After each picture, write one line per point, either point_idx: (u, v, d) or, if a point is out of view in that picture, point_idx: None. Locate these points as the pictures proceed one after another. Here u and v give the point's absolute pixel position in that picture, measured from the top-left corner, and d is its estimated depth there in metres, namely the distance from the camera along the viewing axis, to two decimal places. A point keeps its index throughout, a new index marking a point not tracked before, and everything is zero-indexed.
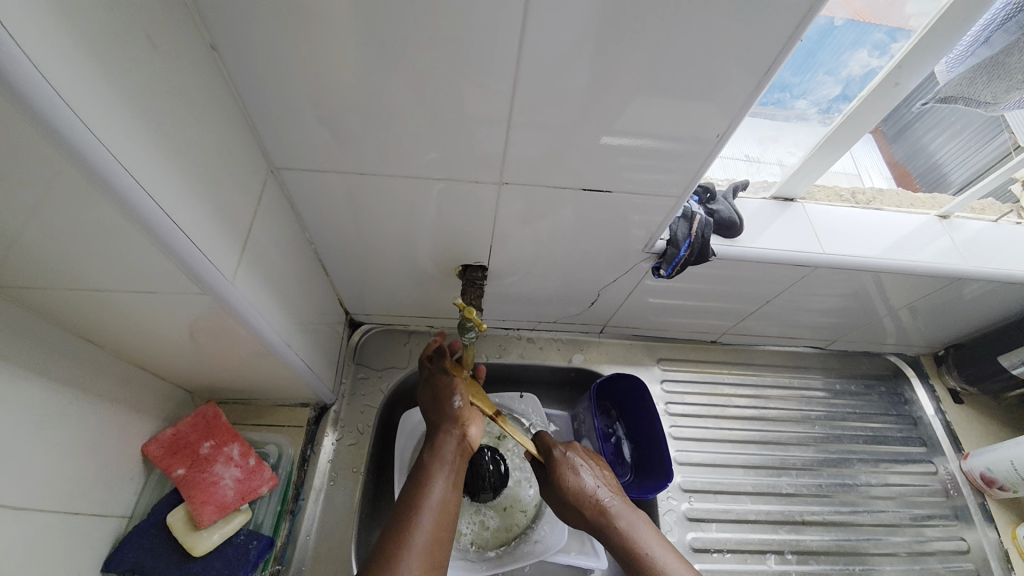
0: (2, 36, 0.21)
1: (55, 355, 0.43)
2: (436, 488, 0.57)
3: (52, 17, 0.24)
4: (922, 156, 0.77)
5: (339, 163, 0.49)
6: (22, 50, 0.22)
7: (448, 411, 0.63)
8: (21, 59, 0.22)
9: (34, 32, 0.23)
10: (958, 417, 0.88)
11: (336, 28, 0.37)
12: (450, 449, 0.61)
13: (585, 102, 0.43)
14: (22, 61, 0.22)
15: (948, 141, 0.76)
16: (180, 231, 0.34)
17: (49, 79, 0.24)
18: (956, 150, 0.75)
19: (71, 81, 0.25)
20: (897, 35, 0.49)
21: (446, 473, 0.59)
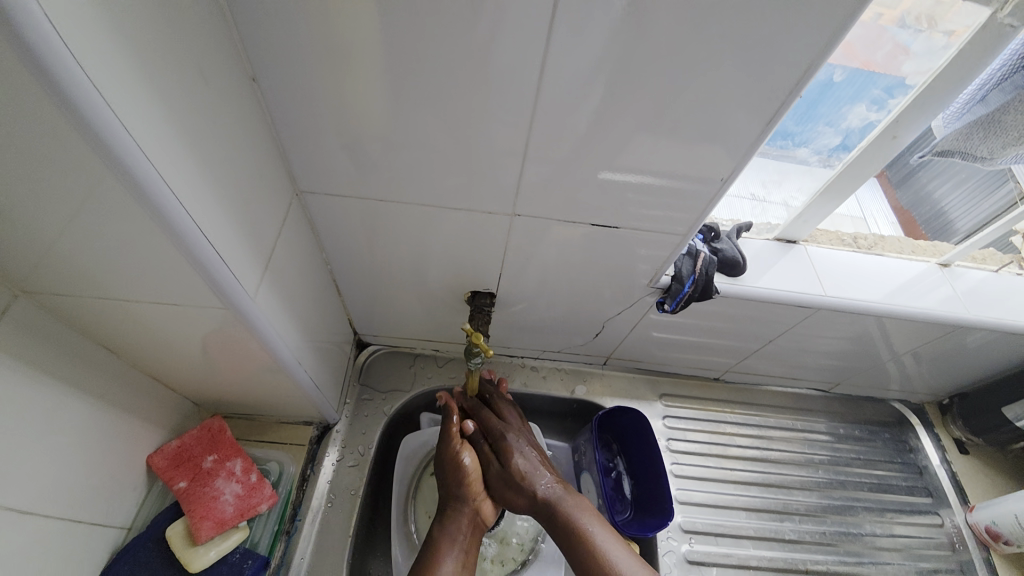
0: (75, 66, 0.24)
1: (75, 360, 0.44)
2: (446, 563, 0.55)
3: (122, 51, 0.27)
4: (926, 203, 0.80)
5: (361, 189, 0.52)
6: (92, 78, 0.25)
7: (459, 484, 0.62)
8: (89, 86, 0.25)
9: (105, 63, 0.26)
10: (963, 467, 0.86)
11: (368, 67, 0.40)
12: (461, 525, 0.60)
13: (596, 143, 0.46)
14: (93, 89, 0.25)
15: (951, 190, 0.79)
16: (212, 247, 0.36)
17: (111, 104, 0.26)
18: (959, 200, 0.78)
19: (132, 107, 0.28)
20: (896, 92, 0.52)
21: (457, 549, 0.57)
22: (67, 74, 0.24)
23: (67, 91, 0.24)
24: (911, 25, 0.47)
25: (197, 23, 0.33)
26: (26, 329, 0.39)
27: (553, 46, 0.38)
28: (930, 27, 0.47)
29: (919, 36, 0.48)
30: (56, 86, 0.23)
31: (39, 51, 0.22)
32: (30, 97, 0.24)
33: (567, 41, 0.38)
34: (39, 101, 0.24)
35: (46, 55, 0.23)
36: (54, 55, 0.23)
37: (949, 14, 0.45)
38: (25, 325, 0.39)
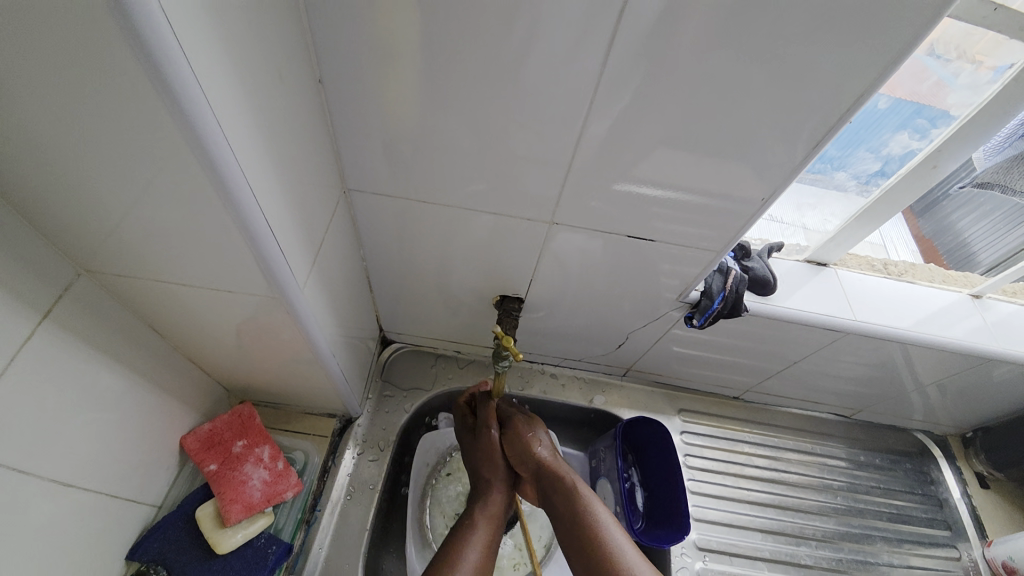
0: (183, 64, 0.26)
1: (127, 339, 0.46)
2: (478, 539, 0.57)
3: (219, 53, 0.29)
4: (950, 233, 0.79)
5: (405, 191, 0.53)
6: (195, 76, 0.26)
7: (495, 467, 0.65)
8: (192, 82, 0.26)
9: (208, 63, 0.28)
10: (984, 502, 0.85)
11: (428, 77, 0.42)
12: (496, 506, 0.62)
13: (641, 159, 0.47)
14: (195, 85, 0.27)
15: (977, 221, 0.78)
16: (274, 240, 0.38)
17: (208, 101, 0.28)
18: (983, 233, 0.77)
19: (224, 104, 0.30)
20: (939, 121, 0.52)
21: (489, 527, 0.59)
22: (174, 71, 0.25)
23: (172, 87, 0.26)
24: (948, 59, 0.48)
25: (277, 28, 0.35)
26: (89, 307, 0.42)
27: (608, 64, 0.39)
28: (970, 63, 0.48)
29: (962, 71, 0.49)
30: (164, 81, 0.25)
31: (155, 50, 0.24)
32: (139, 91, 0.26)
33: (622, 60, 0.39)
34: (144, 94, 0.26)
35: (160, 52, 0.24)
36: (167, 52, 0.25)
37: (986, 54, 0.46)
38: (88, 302, 0.41)
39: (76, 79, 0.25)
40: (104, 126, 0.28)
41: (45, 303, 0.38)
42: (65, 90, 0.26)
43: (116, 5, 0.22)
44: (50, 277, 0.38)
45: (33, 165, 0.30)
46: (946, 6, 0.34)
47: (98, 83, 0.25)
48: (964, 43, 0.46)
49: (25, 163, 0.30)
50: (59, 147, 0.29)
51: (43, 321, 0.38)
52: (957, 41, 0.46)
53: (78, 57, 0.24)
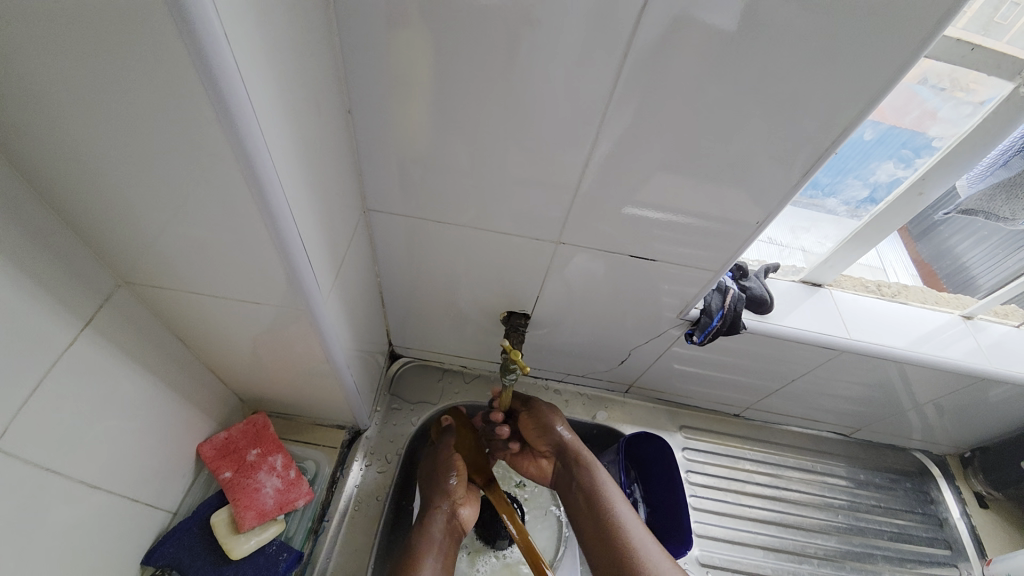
0: (244, 98, 0.29)
1: (157, 347, 0.49)
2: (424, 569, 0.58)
3: (271, 88, 0.32)
4: (947, 257, 0.82)
5: (420, 211, 0.57)
6: (252, 108, 0.30)
7: (436, 485, 0.66)
8: (249, 114, 0.30)
9: (263, 97, 0.31)
10: (984, 522, 0.85)
11: (447, 106, 0.46)
12: (439, 529, 0.63)
13: (643, 183, 0.50)
14: (252, 115, 0.30)
15: (974, 245, 0.79)
16: (304, 255, 0.41)
17: (260, 129, 0.31)
18: (982, 256, 0.78)
19: (272, 132, 0.33)
20: (922, 153, 0.55)
21: (436, 553, 0.60)
22: (235, 105, 0.29)
23: (232, 117, 0.29)
24: (940, 88, 0.49)
25: (316, 66, 0.39)
26: (125, 317, 0.44)
27: (614, 97, 0.43)
28: (963, 91, 0.49)
29: (949, 101, 0.50)
30: (226, 112, 0.29)
31: (223, 86, 0.28)
32: (204, 121, 0.29)
33: (626, 94, 0.43)
34: (207, 124, 0.29)
35: (226, 88, 0.28)
36: (231, 88, 0.28)
37: (978, 83, 0.47)
38: (125, 312, 0.44)
39: (148, 110, 0.29)
40: (166, 150, 0.31)
41: (87, 311, 0.40)
42: (137, 119, 0.29)
43: (194, 51, 0.26)
44: (94, 287, 0.41)
45: (96, 183, 0.34)
46: (919, 52, 0.38)
47: (168, 113, 0.29)
48: (954, 75, 0.47)
49: (89, 182, 0.34)
50: (121, 168, 0.32)
51: (85, 328, 0.40)
52: (947, 75, 0.47)
53: (153, 91, 0.28)
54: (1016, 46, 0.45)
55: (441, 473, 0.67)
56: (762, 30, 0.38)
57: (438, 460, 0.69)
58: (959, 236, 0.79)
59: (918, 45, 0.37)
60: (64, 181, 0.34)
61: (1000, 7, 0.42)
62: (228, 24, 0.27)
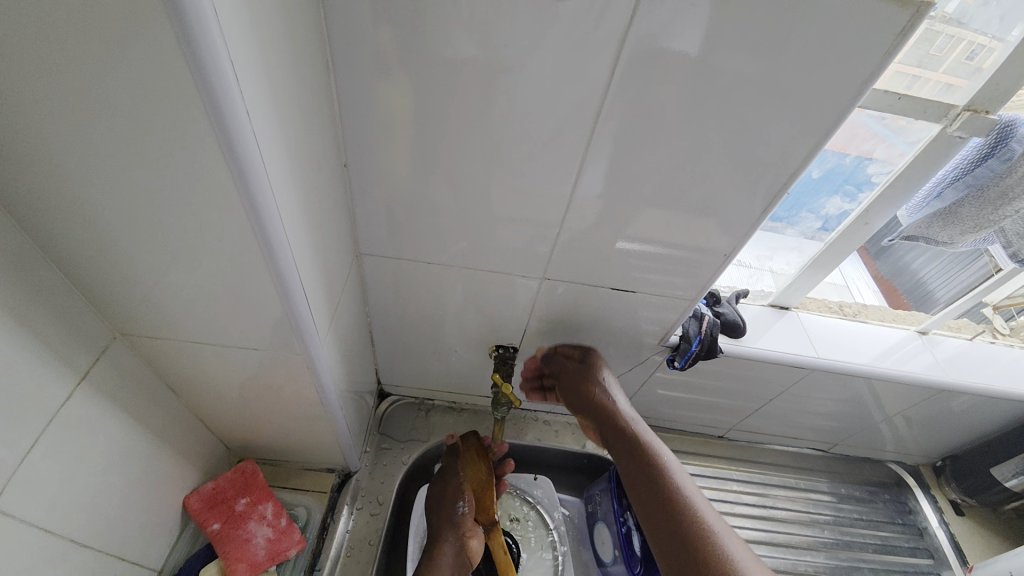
0: (258, 161, 0.32)
1: (149, 397, 0.49)
2: None
3: (280, 148, 0.35)
4: (905, 273, 0.88)
5: (410, 253, 0.59)
6: (263, 168, 0.32)
7: (446, 515, 0.66)
8: (261, 174, 0.32)
9: (273, 156, 0.34)
10: (961, 530, 0.89)
11: (437, 155, 0.49)
12: (447, 560, 0.62)
13: (619, 221, 0.55)
14: (263, 173, 0.33)
15: (927, 262, 0.86)
16: (304, 300, 0.42)
17: (270, 187, 0.34)
18: (936, 272, 0.85)
19: (280, 188, 0.36)
20: (864, 188, 0.61)
21: None
22: (249, 167, 0.31)
23: (245, 175, 0.31)
24: (885, 120, 0.53)
25: (316, 126, 0.42)
26: (120, 368, 0.45)
27: (590, 147, 0.48)
28: (903, 120, 0.53)
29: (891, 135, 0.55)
30: (240, 171, 0.31)
31: (240, 149, 0.30)
32: (219, 179, 0.31)
33: (600, 144, 0.48)
34: (222, 182, 0.32)
35: (241, 151, 0.30)
36: (246, 151, 0.30)
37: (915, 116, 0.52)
38: (121, 363, 0.45)
39: (166, 173, 0.31)
40: (181, 208, 0.33)
41: (84, 364, 0.41)
42: (156, 181, 0.32)
43: (217, 122, 0.29)
44: (93, 339, 0.41)
45: (107, 240, 0.35)
46: (851, 104, 0.43)
47: (185, 176, 0.31)
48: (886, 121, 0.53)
49: (100, 240, 0.35)
50: (134, 225, 0.34)
51: (81, 382, 0.41)
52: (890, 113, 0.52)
53: (174, 157, 0.30)
54: (954, 75, 0.50)
55: (451, 503, 0.67)
56: (715, 88, 0.43)
57: (448, 488, 0.69)
58: (912, 254, 0.86)
59: (850, 99, 0.43)
60: (76, 239, 0.35)
61: (935, 40, 0.48)
62: (247, 96, 0.30)
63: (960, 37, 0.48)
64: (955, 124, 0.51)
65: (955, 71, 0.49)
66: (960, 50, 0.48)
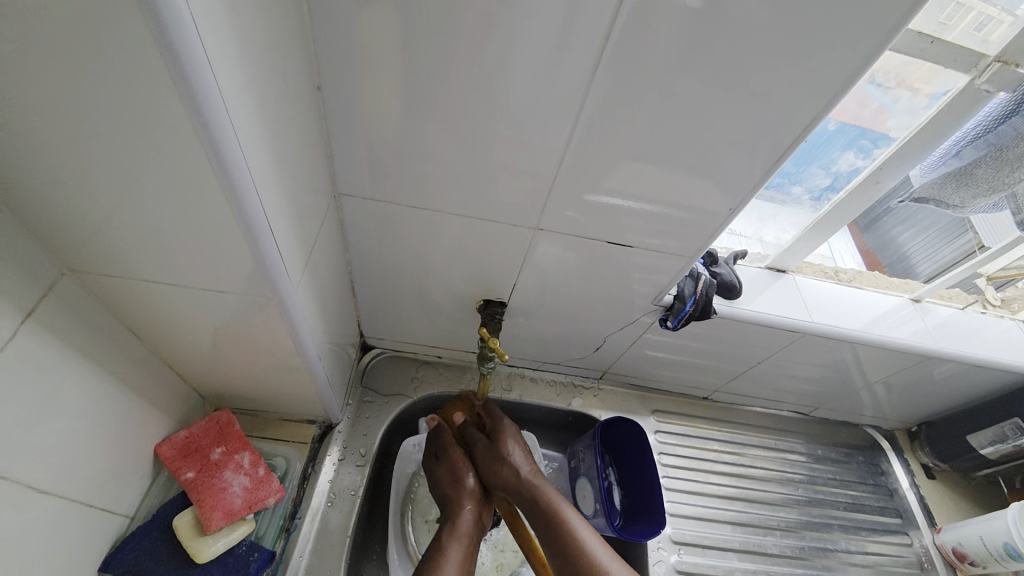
0: (202, 58, 0.27)
1: (108, 340, 0.45)
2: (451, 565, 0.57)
3: (236, 61, 0.30)
4: (889, 248, 0.89)
5: (393, 196, 0.55)
6: (215, 82, 0.28)
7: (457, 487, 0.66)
8: (209, 78, 0.27)
9: (226, 69, 0.29)
10: (929, 491, 0.92)
11: (417, 85, 0.44)
12: (465, 526, 0.63)
13: (620, 171, 0.50)
14: (214, 89, 0.28)
15: (915, 237, 0.87)
16: (273, 241, 0.38)
17: (222, 96, 0.29)
18: (922, 246, 0.86)
19: (237, 109, 0.31)
20: (882, 141, 0.58)
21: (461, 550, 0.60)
22: (192, 67, 0.26)
23: (193, 90, 0.27)
24: (887, 86, 0.54)
25: (283, 39, 0.37)
26: (70, 308, 0.41)
27: (596, 83, 0.43)
28: (909, 90, 0.54)
29: (900, 98, 0.55)
30: (185, 83, 0.26)
31: (185, 56, 0.26)
32: (162, 91, 0.27)
33: (610, 82, 0.43)
34: (166, 94, 0.27)
35: (184, 59, 0.26)
36: (190, 60, 0.26)
37: (924, 81, 0.52)
38: (70, 302, 0.41)
39: (96, 80, 0.26)
40: (117, 120, 0.28)
41: (28, 302, 0.37)
42: (85, 89, 0.27)
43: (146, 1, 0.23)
44: (36, 275, 0.37)
45: (35, 159, 0.30)
46: (888, 44, 0.39)
47: (117, 78, 0.26)
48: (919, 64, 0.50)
49: (27, 158, 0.30)
50: (65, 142, 0.29)
51: (25, 320, 0.37)
52: (895, 71, 0.52)
53: (100, 52, 0.25)
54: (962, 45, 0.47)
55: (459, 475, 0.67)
56: (742, 15, 0.38)
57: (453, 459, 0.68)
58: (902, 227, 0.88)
59: (886, 38, 0.39)
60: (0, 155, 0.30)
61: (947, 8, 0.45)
62: None
63: (972, 6, 0.45)
64: (984, 75, 0.48)
65: (963, 42, 0.47)
66: (967, 21, 0.46)
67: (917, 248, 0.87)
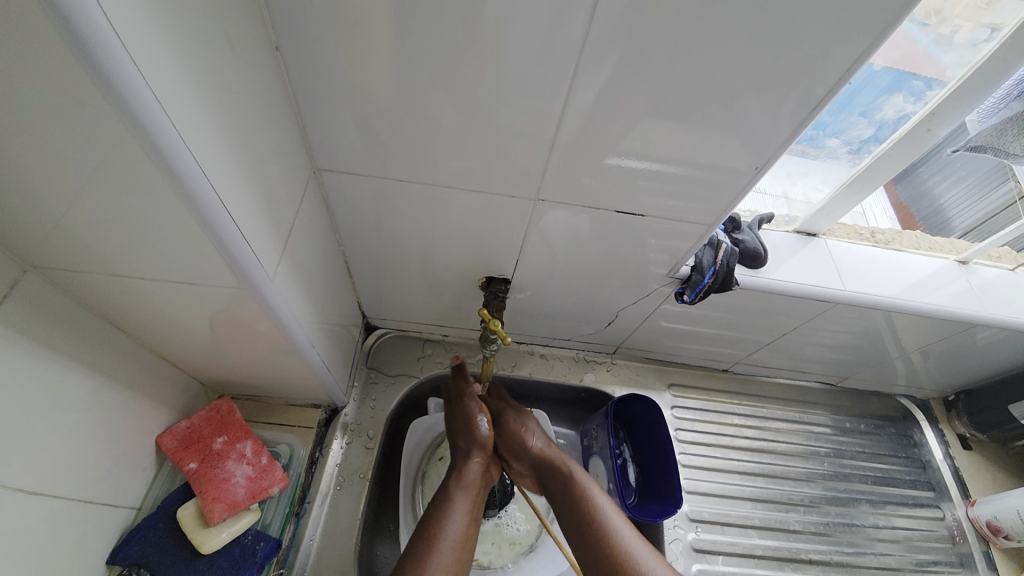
0: (100, 18, 0.22)
1: (86, 336, 0.43)
2: (454, 516, 0.57)
3: (155, 25, 0.25)
4: (925, 200, 0.79)
5: (378, 170, 0.50)
6: (126, 52, 0.23)
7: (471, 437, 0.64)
8: (110, 36, 0.22)
9: (141, 34, 0.24)
10: (965, 463, 0.88)
11: (388, 40, 0.38)
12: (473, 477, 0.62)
13: (625, 133, 0.45)
14: (126, 59, 0.24)
15: (952, 187, 0.78)
16: (237, 230, 0.35)
17: (134, 58, 0.24)
18: (960, 196, 0.78)
19: (165, 83, 0.26)
20: (935, 84, 0.51)
21: (466, 501, 0.59)
22: (91, 30, 0.22)
23: (100, 63, 0.23)
24: (926, 23, 0.49)
25: None
26: (37, 306, 0.38)
27: (595, 25, 0.36)
28: (947, 26, 0.49)
29: (932, 35, 0.50)
30: (86, 55, 0.22)
31: (78, 21, 0.21)
32: (64, 68, 0.22)
33: (612, 23, 0.36)
34: (70, 73, 0.23)
35: (79, 24, 0.21)
36: (87, 25, 0.21)
37: (966, 15, 0.48)
38: (37, 300, 0.38)
39: None
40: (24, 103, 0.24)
41: None
42: None
43: None
44: None
45: None
46: None
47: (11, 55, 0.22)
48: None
49: None
50: None
51: None
52: (938, 2, 0.47)
53: None
54: None
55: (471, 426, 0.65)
56: None
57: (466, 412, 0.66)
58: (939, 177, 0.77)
59: None
60: None
61: None
62: None
63: None
64: None
65: None
66: None
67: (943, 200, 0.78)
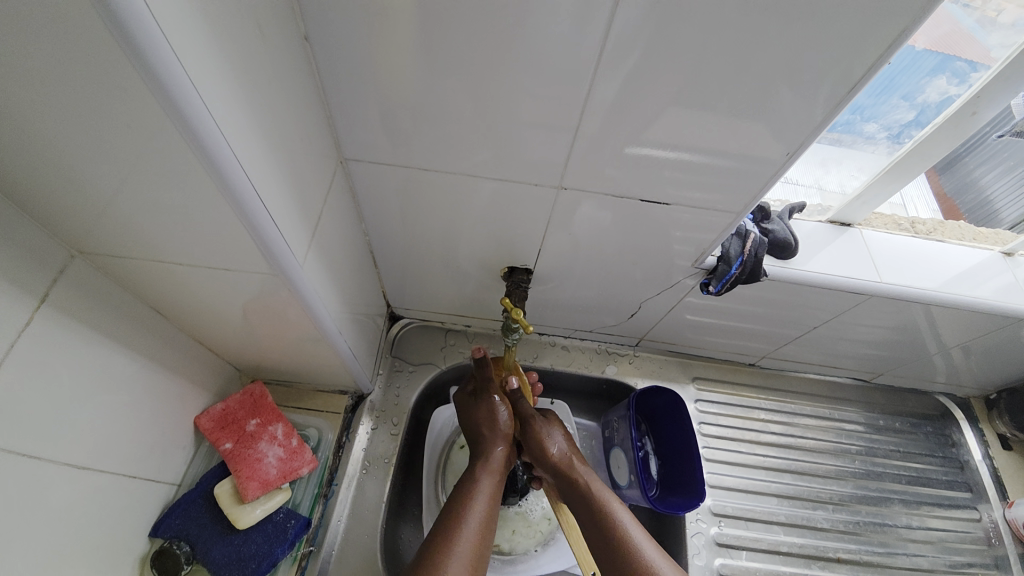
0: (145, 15, 0.23)
1: (130, 321, 0.46)
2: (479, 499, 0.58)
3: (193, 21, 0.27)
4: (970, 190, 0.73)
5: (402, 160, 0.51)
6: (168, 47, 0.25)
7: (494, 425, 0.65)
8: (154, 29, 0.24)
9: (181, 31, 0.26)
10: (1006, 465, 0.84)
11: (411, 30, 0.39)
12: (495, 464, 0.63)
13: (649, 122, 0.44)
14: (168, 53, 0.25)
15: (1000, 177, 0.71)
16: (269, 219, 0.36)
17: (176, 53, 0.25)
18: (1007, 188, 0.71)
19: (203, 76, 0.28)
20: (979, 66, 0.48)
21: (490, 484, 0.60)
22: (138, 28, 0.23)
23: (145, 58, 0.24)
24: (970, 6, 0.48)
25: None
26: (84, 290, 0.40)
27: (618, 10, 0.36)
28: (993, 11, 0.47)
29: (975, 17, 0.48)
30: (133, 50, 0.23)
31: (126, 18, 0.22)
32: (113, 65, 0.24)
33: (635, 9, 0.36)
34: (118, 69, 0.24)
35: (126, 22, 0.23)
36: (133, 22, 0.23)
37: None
38: (85, 284, 0.41)
39: (39, 55, 0.23)
40: (70, 97, 0.25)
41: (41, 286, 0.37)
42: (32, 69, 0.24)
43: None
44: (45, 258, 0.37)
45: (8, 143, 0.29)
46: None
47: (63, 54, 0.23)
48: None
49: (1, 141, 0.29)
50: (31, 130, 0.27)
51: (41, 305, 0.37)
52: None
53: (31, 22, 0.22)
54: None
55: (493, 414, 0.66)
56: None
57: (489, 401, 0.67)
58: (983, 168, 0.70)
59: None
60: None
61: None
62: None
63: None
64: None
65: None
66: None
67: (998, 193, 0.72)
